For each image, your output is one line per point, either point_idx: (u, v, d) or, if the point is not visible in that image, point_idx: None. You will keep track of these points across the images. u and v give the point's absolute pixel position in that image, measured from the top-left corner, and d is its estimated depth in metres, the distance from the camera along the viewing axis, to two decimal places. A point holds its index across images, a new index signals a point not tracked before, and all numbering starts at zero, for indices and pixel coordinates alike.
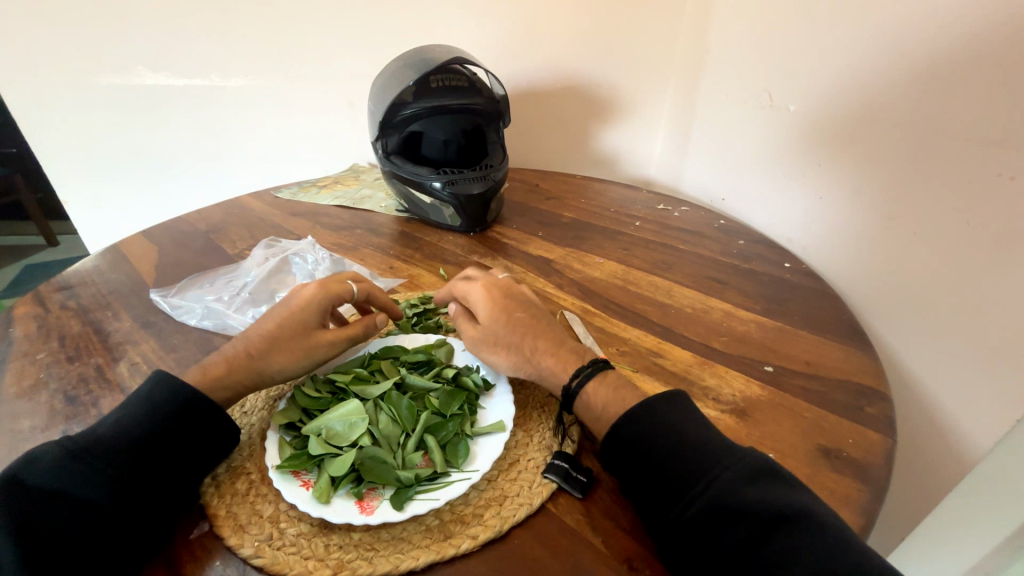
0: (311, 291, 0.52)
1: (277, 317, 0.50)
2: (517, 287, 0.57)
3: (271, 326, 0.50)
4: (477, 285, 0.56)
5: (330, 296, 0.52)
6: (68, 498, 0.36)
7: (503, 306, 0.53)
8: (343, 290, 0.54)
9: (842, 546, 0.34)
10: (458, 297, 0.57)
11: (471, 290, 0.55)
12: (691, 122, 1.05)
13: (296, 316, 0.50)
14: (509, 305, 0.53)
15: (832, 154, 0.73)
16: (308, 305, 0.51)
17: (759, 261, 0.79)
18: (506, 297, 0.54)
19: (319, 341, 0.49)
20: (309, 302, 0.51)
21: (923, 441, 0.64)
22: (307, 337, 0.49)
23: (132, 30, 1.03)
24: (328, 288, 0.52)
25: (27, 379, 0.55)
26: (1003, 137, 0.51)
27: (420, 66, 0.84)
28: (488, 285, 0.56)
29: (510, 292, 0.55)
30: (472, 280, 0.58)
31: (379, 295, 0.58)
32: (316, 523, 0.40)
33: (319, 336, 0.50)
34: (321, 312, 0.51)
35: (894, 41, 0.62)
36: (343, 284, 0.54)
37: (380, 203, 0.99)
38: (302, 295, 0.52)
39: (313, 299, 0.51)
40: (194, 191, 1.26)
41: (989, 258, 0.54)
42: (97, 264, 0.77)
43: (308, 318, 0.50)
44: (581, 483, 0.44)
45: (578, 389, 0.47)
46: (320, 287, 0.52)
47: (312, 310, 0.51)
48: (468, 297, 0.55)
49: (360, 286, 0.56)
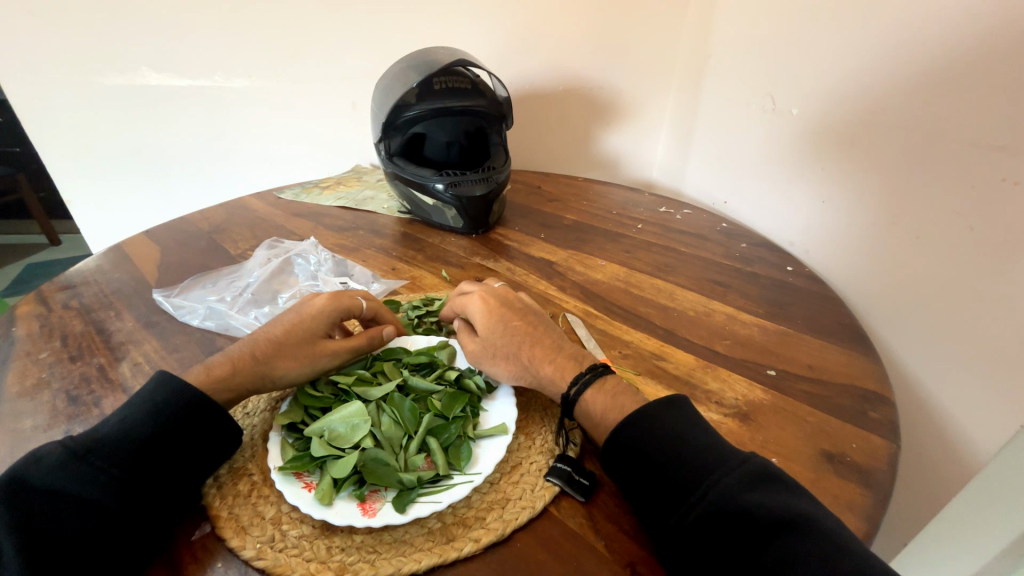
0: (322, 301, 0.53)
1: (286, 323, 0.51)
2: (514, 296, 0.57)
3: (280, 331, 0.50)
4: (472, 295, 0.56)
5: (341, 308, 0.53)
6: (71, 497, 0.36)
7: (499, 315, 0.53)
8: (354, 303, 0.55)
9: (845, 552, 0.34)
10: (457, 309, 0.56)
11: (467, 302, 0.55)
12: (692, 125, 1.06)
13: (304, 324, 0.50)
14: (505, 313, 0.53)
15: (835, 157, 0.73)
16: (318, 314, 0.52)
17: (760, 264, 0.79)
18: (503, 305, 0.54)
19: (325, 350, 0.49)
20: (320, 311, 0.52)
21: (929, 444, 0.63)
22: (314, 345, 0.49)
23: (134, 31, 1.03)
24: (340, 300, 0.53)
25: (29, 379, 0.55)
26: (1006, 143, 0.51)
27: (423, 67, 0.84)
28: (483, 295, 0.55)
29: (506, 301, 0.55)
30: (469, 293, 0.57)
31: (388, 313, 0.58)
32: (318, 525, 0.40)
33: (325, 345, 0.50)
34: (329, 323, 0.52)
35: (900, 45, 0.61)
36: (355, 298, 0.55)
37: (382, 204, 0.99)
38: (313, 304, 0.53)
39: (324, 309, 0.52)
40: (195, 191, 1.26)
41: (992, 263, 0.53)
42: (99, 264, 0.77)
43: (317, 326, 0.51)
44: (583, 487, 0.44)
45: (577, 396, 0.47)
46: (332, 298, 0.53)
47: (322, 319, 0.51)
48: (466, 309, 0.55)
49: (370, 303, 0.57)
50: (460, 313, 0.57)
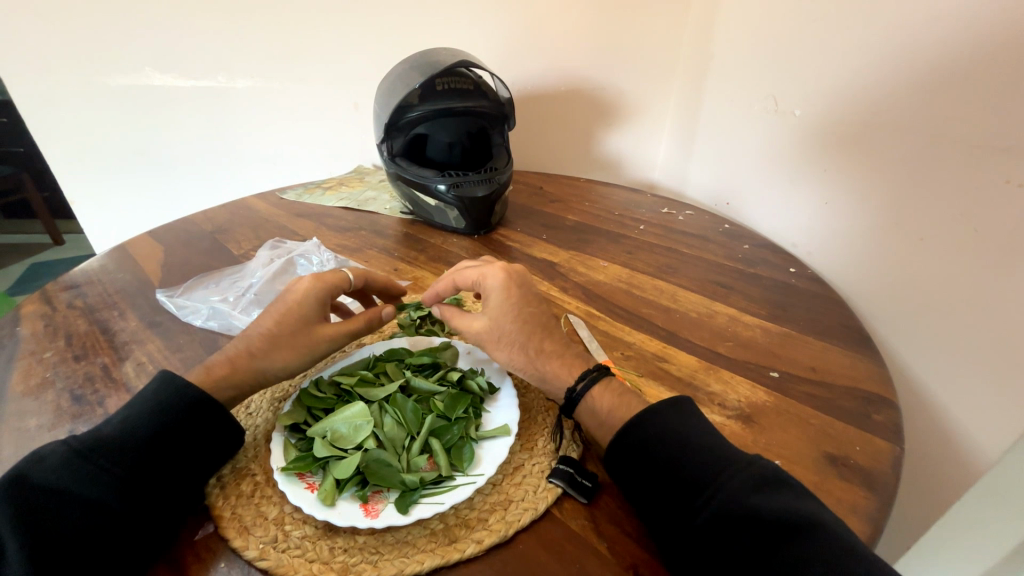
0: (307, 284, 0.51)
1: (275, 313, 0.50)
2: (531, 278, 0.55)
3: (271, 323, 0.49)
4: (495, 268, 0.54)
5: (328, 288, 0.51)
6: (73, 497, 0.36)
7: (519, 299, 0.52)
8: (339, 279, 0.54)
9: (850, 555, 0.34)
10: (470, 279, 0.54)
11: (489, 273, 0.53)
12: (694, 125, 1.06)
13: (294, 313, 0.49)
14: (525, 297, 0.52)
15: (838, 159, 0.73)
16: (305, 299, 0.50)
17: (762, 265, 0.79)
18: (524, 288, 0.53)
19: (322, 335, 0.49)
20: (306, 295, 0.50)
21: (933, 447, 0.63)
22: (309, 332, 0.49)
23: (138, 32, 1.04)
24: (324, 280, 0.52)
25: (33, 378, 0.55)
26: (1010, 145, 0.51)
27: (426, 68, 0.84)
28: (508, 271, 0.54)
29: (528, 283, 0.54)
30: (490, 266, 0.54)
31: (376, 279, 0.58)
32: (321, 525, 0.40)
33: (321, 331, 0.50)
34: (320, 305, 0.51)
35: (903, 46, 0.61)
36: (340, 275, 0.54)
37: (385, 204, 0.99)
38: (297, 288, 0.51)
39: (310, 292, 0.50)
40: (197, 191, 1.27)
41: (996, 265, 0.53)
42: (103, 264, 0.77)
43: (307, 312, 0.50)
44: (586, 488, 0.44)
45: (583, 392, 0.47)
46: (316, 279, 0.51)
47: (312, 303, 0.50)
48: (483, 280, 0.53)
49: (357, 276, 0.56)
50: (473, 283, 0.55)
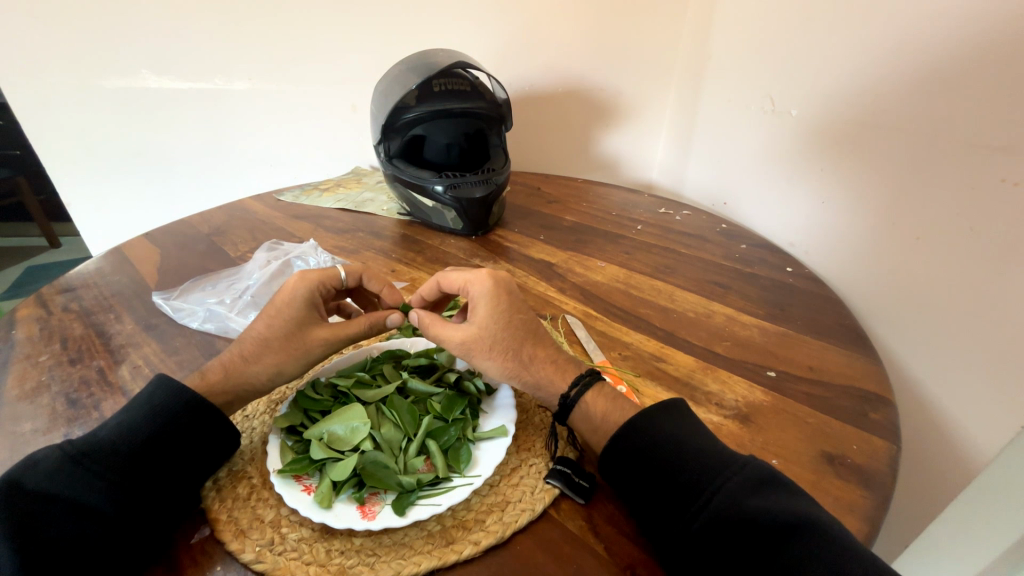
0: (293, 284, 0.50)
1: (266, 316, 0.49)
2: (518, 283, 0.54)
3: (262, 327, 0.49)
4: (481, 274, 0.52)
5: (313, 287, 0.50)
6: (67, 501, 0.36)
7: (508, 306, 0.50)
8: (328, 277, 0.52)
9: (848, 554, 0.34)
10: (458, 284, 0.53)
11: (474, 279, 0.51)
12: (691, 126, 1.06)
13: (282, 315, 0.49)
14: (514, 304, 0.50)
15: (834, 157, 0.73)
16: (291, 300, 0.49)
17: (760, 264, 0.79)
18: (511, 295, 0.51)
19: (313, 339, 0.49)
20: (292, 296, 0.49)
21: (931, 444, 0.63)
22: (300, 335, 0.49)
23: (135, 32, 1.03)
24: (310, 277, 0.51)
25: (28, 381, 0.55)
26: (1006, 144, 0.51)
27: (423, 69, 0.83)
28: (493, 277, 0.52)
29: (515, 289, 0.52)
30: (474, 270, 0.53)
31: (371, 279, 0.57)
32: (317, 528, 0.40)
33: (313, 335, 0.49)
34: (309, 306, 0.50)
35: (899, 46, 0.61)
36: (329, 271, 0.53)
37: (381, 207, 0.99)
38: (284, 289, 0.50)
39: (295, 292, 0.49)
40: (193, 193, 1.26)
41: (992, 264, 0.53)
42: (98, 267, 0.77)
43: (296, 313, 0.49)
44: (583, 489, 0.43)
45: (577, 398, 0.46)
46: (302, 278, 0.50)
47: (298, 304, 0.49)
48: (469, 286, 0.51)
49: (349, 273, 0.54)
50: (458, 288, 0.53)
